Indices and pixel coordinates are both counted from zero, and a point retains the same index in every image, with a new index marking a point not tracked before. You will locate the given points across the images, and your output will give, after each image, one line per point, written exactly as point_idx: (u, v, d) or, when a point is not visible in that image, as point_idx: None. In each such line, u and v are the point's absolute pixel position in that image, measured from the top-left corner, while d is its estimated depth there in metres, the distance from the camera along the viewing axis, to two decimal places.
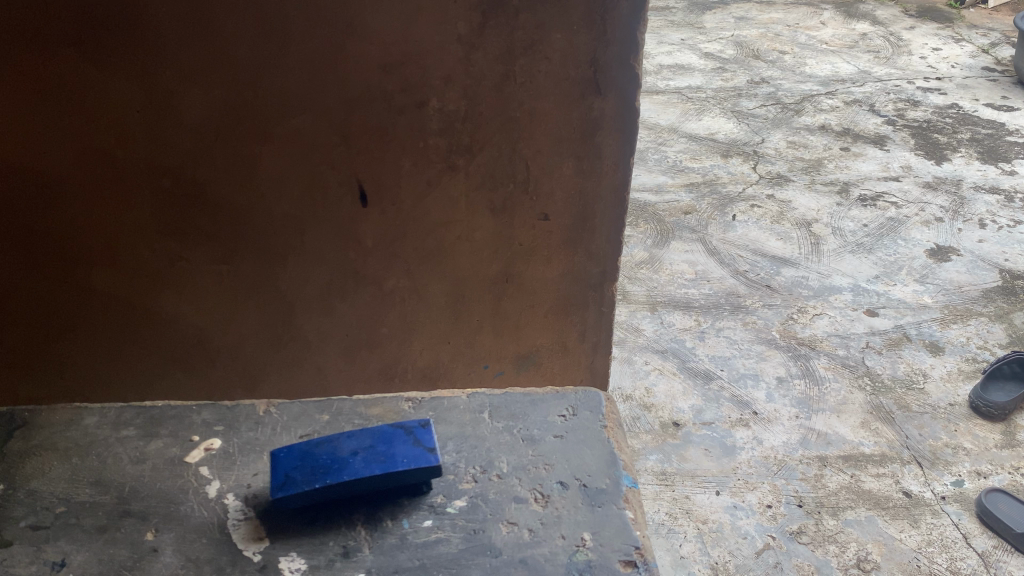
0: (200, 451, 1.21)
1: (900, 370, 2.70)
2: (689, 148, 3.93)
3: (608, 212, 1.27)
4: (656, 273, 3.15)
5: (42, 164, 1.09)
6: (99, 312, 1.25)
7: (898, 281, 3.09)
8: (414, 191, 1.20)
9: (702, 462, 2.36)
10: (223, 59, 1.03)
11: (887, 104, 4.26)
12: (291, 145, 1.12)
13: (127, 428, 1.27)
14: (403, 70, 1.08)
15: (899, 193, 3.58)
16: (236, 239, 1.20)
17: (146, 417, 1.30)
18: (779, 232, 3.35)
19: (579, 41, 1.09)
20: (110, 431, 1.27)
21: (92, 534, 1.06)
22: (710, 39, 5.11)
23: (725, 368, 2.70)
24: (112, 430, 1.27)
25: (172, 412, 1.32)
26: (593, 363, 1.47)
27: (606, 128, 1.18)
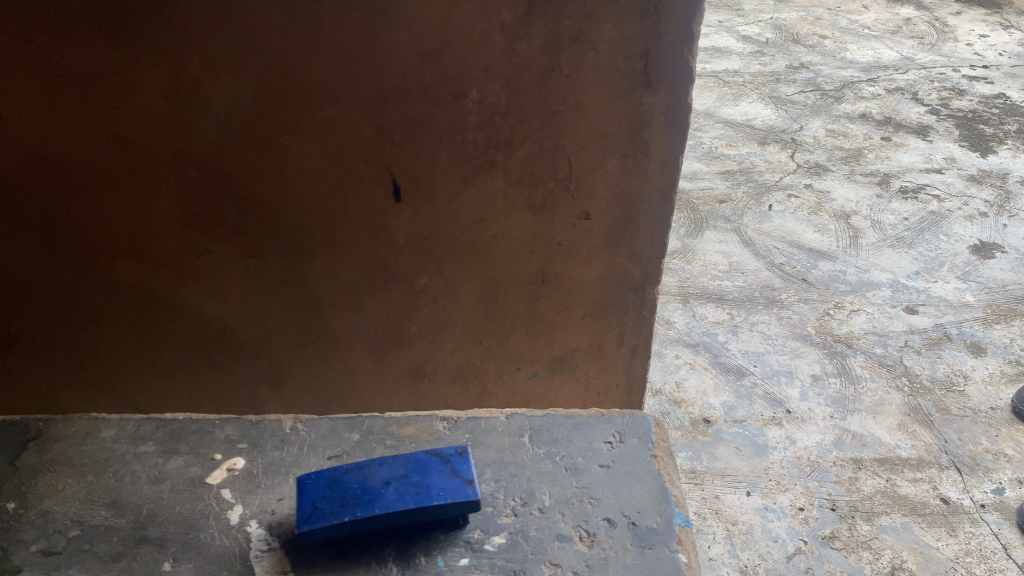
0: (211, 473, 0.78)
1: (938, 371, 2.37)
2: (725, 135, 3.59)
3: (652, 212, 1.21)
4: (689, 263, 2.84)
5: (61, 151, 1.04)
6: (122, 302, 1.21)
7: (940, 278, 2.74)
8: (449, 187, 1.14)
9: (733, 461, 2.08)
10: (254, 46, 0.97)
11: (930, 93, 3.89)
12: (323, 137, 1.06)
13: None
14: (442, 60, 1.01)
15: (942, 186, 3.22)
16: (264, 232, 1.15)
17: None
18: (816, 224, 3.00)
19: (629, 32, 1.02)
20: None
21: None
22: (748, 21, 4.72)
23: (758, 364, 2.40)
24: None
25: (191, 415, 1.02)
26: (630, 366, 1.41)
27: (654, 124, 1.12)
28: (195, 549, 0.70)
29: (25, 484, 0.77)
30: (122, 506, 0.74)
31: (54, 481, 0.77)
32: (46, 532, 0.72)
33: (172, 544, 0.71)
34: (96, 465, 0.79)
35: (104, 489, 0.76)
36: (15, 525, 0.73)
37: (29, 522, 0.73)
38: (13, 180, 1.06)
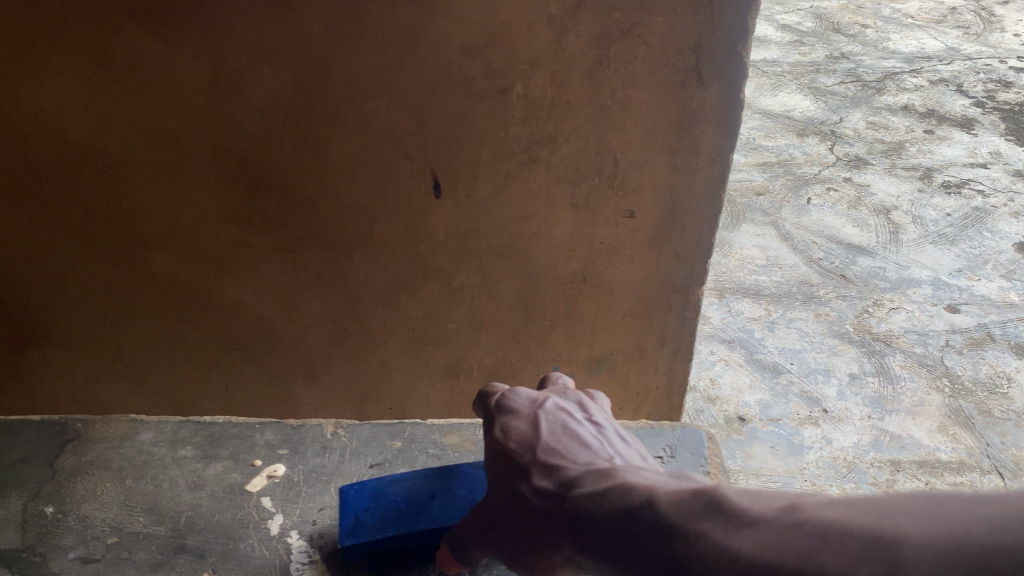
0: (261, 479, 0.84)
1: (981, 371, 2.29)
2: (764, 126, 3.52)
3: (700, 211, 1.16)
4: (726, 257, 2.79)
5: (100, 143, 1.03)
6: (158, 295, 1.20)
7: (983, 276, 2.65)
8: (491, 183, 1.11)
9: (767, 461, 2.04)
10: (295, 37, 0.94)
11: (976, 84, 3.76)
12: (364, 131, 1.04)
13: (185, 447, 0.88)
14: (488, 53, 0.98)
15: (986, 181, 3.11)
16: (301, 227, 1.13)
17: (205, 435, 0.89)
18: (856, 219, 2.93)
19: (681, 24, 0.98)
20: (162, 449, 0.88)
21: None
22: (788, 9, 4.60)
23: (795, 361, 2.35)
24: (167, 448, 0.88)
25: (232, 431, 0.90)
26: (671, 369, 1.37)
27: (705, 121, 1.07)
28: (235, 561, 0.75)
29: (65, 488, 0.83)
30: (159, 515, 0.80)
31: (93, 486, 0.83)
32: (85, 538, 0.77)
33: (209, 554, 0.76)
34: (136, 469, 0.85)
35: (143, 495, 0.82)
36: (54, 529, 0.78)
37: (68, 527, 0.78)
38: (51, 169, 1.05)
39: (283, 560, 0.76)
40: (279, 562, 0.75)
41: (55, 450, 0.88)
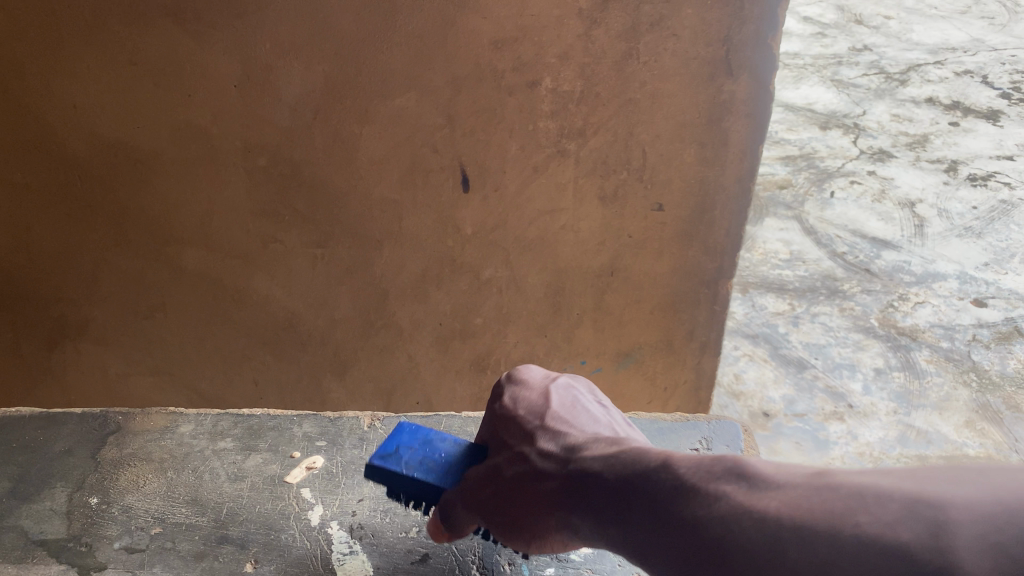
0: (301, 471, 0.84)
1: (1008, 366, 2.25)
2: (786, 119, 3.50)
3: (728, 204, 1.16)
4: (749, 252, 2.78)
5: (133, 139, 1.04)
6: (189, 291, 1.21)
7: (1010, 269, 2.62)
8: (520, 177, 1.11)
9: (792, 456, 2.03)
10: (327, 32, 0.95)
11: (1001, 76, 3.70)
12: (393, 125, 1.04)
13: (225, 438, 0.88)
14: (517, 47, 0.99)
15: (1013, 173, 3.06)
16: (331, 223, 1.14)
17: (245, 427, 0.90)
18: (880, 213, 2.90)
19: (712, 16, 0.99)
20: (205, 442, 0.88)
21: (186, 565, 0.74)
22: (810, 0, 4.55)
23: (820, 357, 2.33)
24: (208, 440, 0.88)
25: (273, 423, 0.91)
26: (699, 364, 1.37)
27: (735, 113, 1.07)
28: (276, 552, 0.74)
29: (107, 478, 0.82)
30: (202, 505, 0.79)
31: (135, 477, 0.83)
32: (129, 529, 0.76)
33: (252, 545, 0.75)
34: (177, 461, 0.85)
35: (185, 486, 0.82)
36: (97, 519, 0.77)
37: (112, 517, 0.78)
38: (85, 166, 1.06)
39: (323, 551, 0.75)
40: (320, 554, 0.74)
41: (97, 443, 0.87)
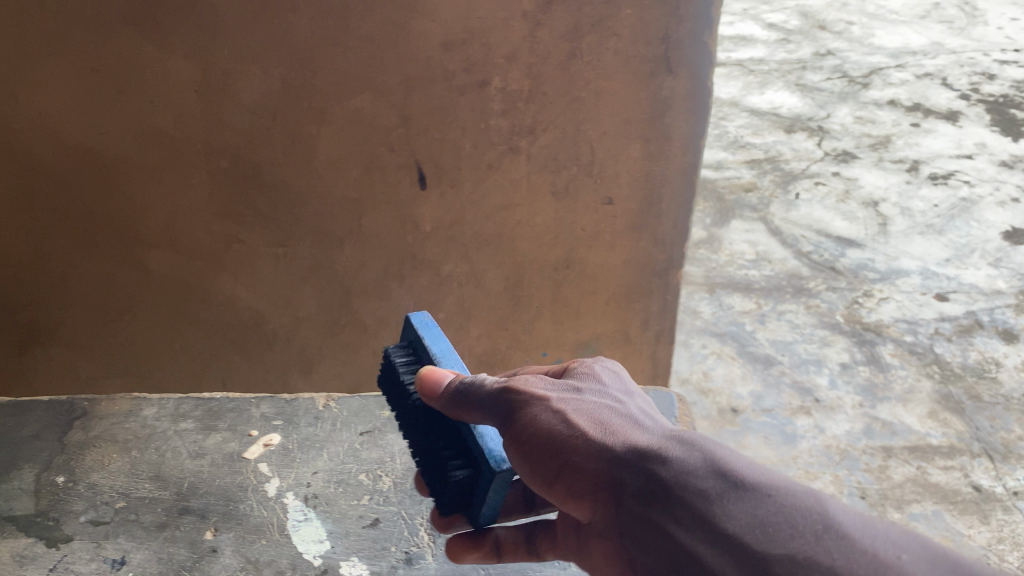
0: (259, 446, 1.04)
1: (970, 358, 2.26)
2: (751, 124, 3.53)
3: (675, 196, 1.21)
4: (715, 253, 2.75)
5: (97, 143, 1.07)
6: (157, 292, 1.25)
7: (971, 265, 2.62)
8: (474, 174, 1.16)
9: (761, 450, 1.98)
10: (282, 37, 0.99)
11: (960, 78, 3.77)
12: (350, 126, 1.09)
13: (186, 420, 1.07)
14: (466, 48, 1.03)
15: (972, 172, 3.09)
16: (293, 222, 1.18)
17: (205, 408, 1.10)
18: (845, 213, 2.91)
19: (650, 16, 1.04)
20: (168, 424, 1.07)
21: (150, 531, 0.91)
22: (774, 9, 4.61)
23: (786, 353, 2.30)
24: (170, 422, 1.07)
25: (232, 404, 1.11)
26: (655, 353, 1.41)
27: (675, 109, 1.12)
28: (236, 520, 0.92)
29: (76, 458, 1.01)
30: (164, 480, 0.98)
31: (101, 458, 1.01)
32: (95, 504, 0.94)
33: (212, 514, 0.93)
34: (141, 442, 1.04)
35: (148, 464, 1.00)
36: (69, 495, 0.95)
37: (80, 494, 0.95)
38: (53, 171, 1.10)
39: (280, 518, 0.93)
40: (277, 520, 0.93)
41: (64, 428, 1.06)
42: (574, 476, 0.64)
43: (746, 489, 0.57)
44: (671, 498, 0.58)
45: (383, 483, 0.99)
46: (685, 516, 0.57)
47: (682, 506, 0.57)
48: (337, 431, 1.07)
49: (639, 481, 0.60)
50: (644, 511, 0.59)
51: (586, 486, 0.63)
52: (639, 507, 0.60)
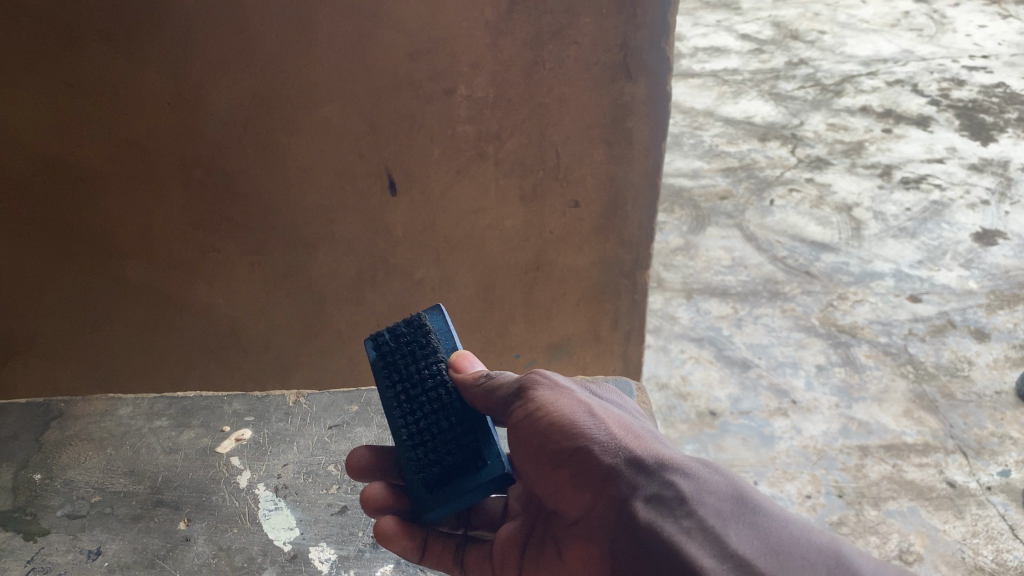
0: (231, 441, 1.10)
1: (943, 357, 2.09)
2: (726, 133, 3.27)
3: (639, 198, 1.25)
4: (691, 260, 2.52)
5: (72, 157, 1.10)
6: (134, 303, 1.27)
7: (943, 266, 2.41)
8: (443, 180, 1.19)
9: (740, 452, 1.88)
10: (252, 50, 1.03)
11: (930, 84, 3.56)
12: (320, 135, 1.12)
13: (160, 418, 1.14)
14: (431, 57, 1.07)
15: (943, 176, 2.86)
16: (267, 230, 1.21)
17: (179, 407, 1.16)
18: (818, 218, 2.67)
19: (608, 24, 1.07)
20: (143, 421, 1.14)
21: (124, 524, 0.98)
22: (746, 19, 4.43)
23: (763, 356, 2.13)
24: (145, 420, 1.14)
25: (204, 402, 1.17)
26: (626, 352, 1.45)
27: (636, 113, 1.16)
28: (208, 510, 1.00)
29: (53, 456, 1.08)
30: (138, 475, 1.05)
31: (78, 455, 1.08)
32: (71, 499, 1.01)
33: (184, 506, 1.00)
34: (116, 439, 1.11)
35: (124, 461, 1.07)
36: (47, 490, 1.03)
37: (56, 490, 1.03)
38: (29, 185, 1.12)
39: (252, 508, 1.00)
40: (248, 511, 1.00)
41: (42, 427, 1.13)
42: (590, 469, 0.76)
43: (748, 516, 0.69)
44: (680, 506, 0.70)
45: (353, 472, 1.04)
46: (691, 526, 0.68)
47: (689, 514, 0.69)
48: (307, 425, 1.13)
49: (650, 485, 0.72)
50: (649, 511, 0.71)
51: (597, 481, 0.75)
52: (645, 507, 0.71)
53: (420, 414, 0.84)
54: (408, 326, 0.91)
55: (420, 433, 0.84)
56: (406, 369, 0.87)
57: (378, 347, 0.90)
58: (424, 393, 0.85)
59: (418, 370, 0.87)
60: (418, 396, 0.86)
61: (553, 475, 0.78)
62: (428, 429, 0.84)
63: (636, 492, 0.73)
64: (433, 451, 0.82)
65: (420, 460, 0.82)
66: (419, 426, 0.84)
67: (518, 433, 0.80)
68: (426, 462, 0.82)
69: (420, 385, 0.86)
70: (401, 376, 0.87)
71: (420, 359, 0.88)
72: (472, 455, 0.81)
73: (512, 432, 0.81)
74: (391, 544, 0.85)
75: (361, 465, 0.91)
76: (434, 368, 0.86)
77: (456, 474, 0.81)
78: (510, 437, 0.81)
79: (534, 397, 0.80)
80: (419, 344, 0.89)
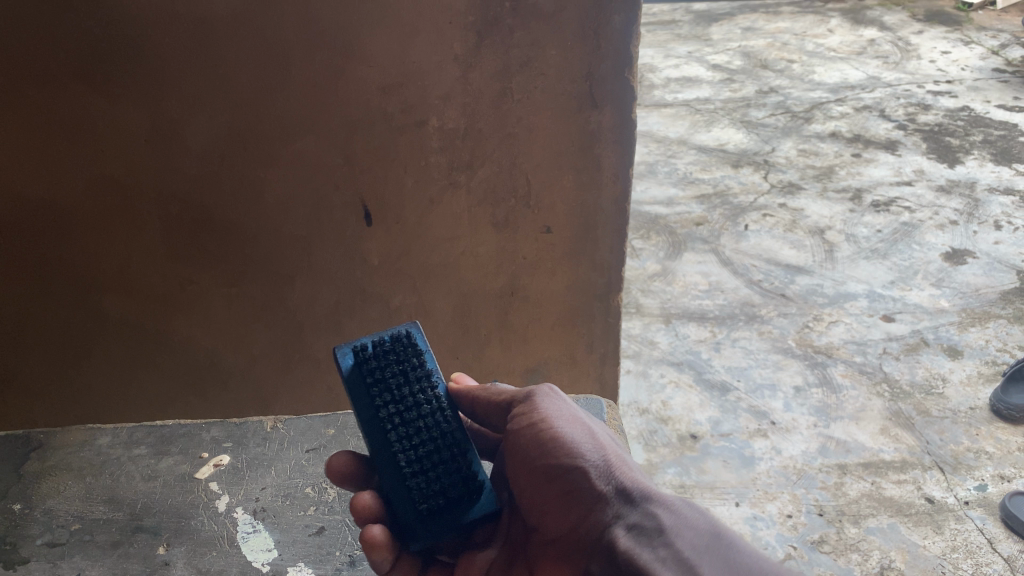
0: (210, 467, 1.22)
1: (917, 375, 2.10)
2: (700, 160, 3.31)
3: (609, 223, 1.27)
4: (669, 285, 2.52)
5: (50, 194, 1.12)
6: (113, 337, 1.29)
7: (915, 286, 2.45)
8: (417, 208, 1.22)
9: (721, 474, 1.81)
10: (228, 85, 1.05)
11: (897, 109, 3.65)
12: (295, 167, 1.14)
13: (139, 446, 1.26)
14: (402, 91, 1.10)
15: (912, 198, 2.93)
16: (245, 261, 1.23)
17: (158, 436, 1.28)
18: (792, 241, 2.70)
19: (574, 55, 1.10)
20: (122, 450, 1.26)
21: (104, 550, 1.08)
22: (717, 50, 4.51)
23: (741, 379, 2.10)
24: (124, 449, 1.26)
25: (183, 430, 1.29)
26: (602, 374, 1.48)
27: (603, 141, 1.19)
28: (186, 534, 1.09)
29: (31, 487, 1.19)
30: (116, 501, 1.16)
31: (56, 486, 1.19)
32: (50, 528, 1.12)
33: (163, 531, 1.10)
34: (94, 468, 1.22)
35: (103, 489, 1.18)
36: (29, 519, 1.13)
37: (36, 519, 1.13)
38: (9, 224, 1.15)
39: (230, 531, 1.10)
40: (227, 534, 1.09)
41: (21, 457, 1.25)
42: (581, 491, 0.81)
43: (723, 550, 0.73)
44: (657, 537, 0.75)
45: (328, 493, 1.15)
46: (666, 556, 0.73)
47: (665, 545, 0.74)
48: (285, 449, 1.24)
49: (633, 514, 0.78)
50: (628, 539, 0.76)
51: (586, 503, 0.81)
52: (625, 534, 0.77)
53: (419, 440, 0.85)
54: (396, 344, 0.90)
55: (417, 460, 0.85)
56: (402, 391, 0.87)
57: (362, 361, 0.89)
58: (421, 418, 0.87)
59: (413, 392, 0.88)
60: (414, 421, 0.86)
61: (545, 491, 0.84)
62: (426, 457, 0.85)
63: (619, 521, 0.78)
64: (435, 482, 0.84)
65: (422, 489, 0.83)
66: (418, 453, 0.85)
67: (518, 444, 0.85)
68: (430, 492, 0.83)
69: (416, 409, 0.87)
70: (395, 397, 0.87)
71: (414, 383, 0.88)
72: (470, 490, 0.85)
73: (511, 444, 0.86)
74: (372, 553, 0.83)
75: (341, 469, 0.91)
76: (430, 394, 0.88)
77: (452, 507, 0.84)
78: (509, 448, 0.87)
79: (540, 412, 0.85)
80: (413, 366, 0.89)
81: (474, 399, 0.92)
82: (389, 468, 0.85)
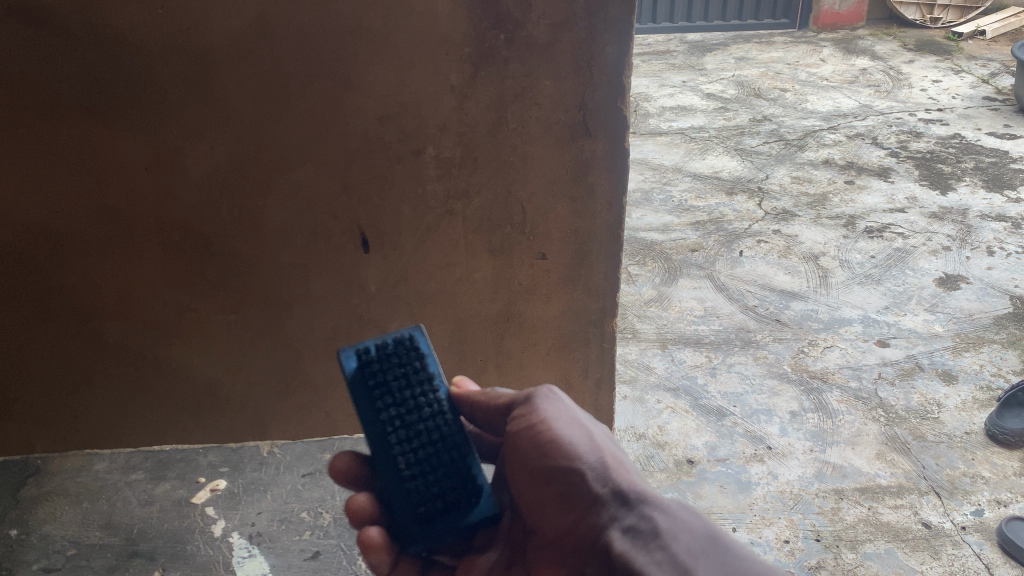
0: (206, 492, 1.33)
1: (912, 400, 2.10)
2: (694, 187, 3.34)
3: (604, 249, 1.29)
4: (665, 311, 2.53)
5: (53, 223, 1.14)
6: (110, 364, 1.29)
7: (909, 311, 2.47)
8: (414, 236, 1.23)
9: (718, 499, 1.79)
10: (227, 115, 1.07)
11: (889, 137, 3.69)
12: (295, 196, 1.16)
13: (136, 472, 1.36)
14: (400, 120, 1.12)
15: (905, 224, 2.96)
16: (242, 289, 1.24)
17: (155, 461, 1.39)
18: (786, 267, 2.72)
19: (568, 86, 1.12)
20: (119, 475, 1.36)
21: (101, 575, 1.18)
22: (711, 79, 4.56)
23: (738, 404, 2.10)
24: (121, 474, 1.36)
25: (180, 455, 1.40)
26: (597, 400, 1.48)
27: (597, 168, 1.20)
28: (182, 560, 1.21)
29: (29, 512, 1.29)
30: (113, 526, 1.26)
31: (53, 510, 1.29)
32: (47, 554, 1.21)
33: (160, 557, 1.21)
34: (92, 493, 1.33)
35: (98, 514, 1.29)
36: (27, 542, 1.23)
37: (33, 544, 1.23)
38: (9, 252, 1.16)
39: (227, 555, 1.22)
40: (222, 558, 1.21)
41: (20, 482, 1.35)
42: (578, 493, 0.83)
43: (718, 553, 0.76)
44: (653, 540, 0.77)
45: (323, 518, 1.28)
46: (662, 559, 0.76)
47: (661, 548, 0.76)
48: (281, 474, 1.37)
49: (629, 517, 0.80)
50: (625, 541, 0.78)
51: (583, 505, 0.82)
52: (621, 537, 0.79)
53: (419, 443, 0.86)
54: (398, 347, 0.90)
55: (417, 463, 0.86)
56: (403, 394, 0.88)
57: (364, 364, 0.89)
58: (422, 421, 0.88)
59: (414, 395, 0.88)
60: (415, 423, 0.87)
61: (541, 491, 0.85)
62: (425, 460, 0.86)
63: (615, 523, 0.80)
64: (434, 484, 0.85)
65: (420, 492, 0.84)
66: (417, 456, 0.86)
67: (518, 446, 0.86)
68: (428, 495, 0.84)
69: (417, 412, 0.88)
70: (396, 400, 0.87)
71: (416, 386, 0.89)
72: (468, 493, 0.85)
73: (510, 446, 0.87)
74: (371, 555, 0.86)
75: (343, 470, 0.92)
76: (431, 398, 0.89)
77: (451, 510, 0.85)
78: (508, 450, 0.87)
79: (539, 414, 0.85)
80: (414, 369, 0.90)
81: (472, 403, 0.91)
82: (389, 471, 0.86)
